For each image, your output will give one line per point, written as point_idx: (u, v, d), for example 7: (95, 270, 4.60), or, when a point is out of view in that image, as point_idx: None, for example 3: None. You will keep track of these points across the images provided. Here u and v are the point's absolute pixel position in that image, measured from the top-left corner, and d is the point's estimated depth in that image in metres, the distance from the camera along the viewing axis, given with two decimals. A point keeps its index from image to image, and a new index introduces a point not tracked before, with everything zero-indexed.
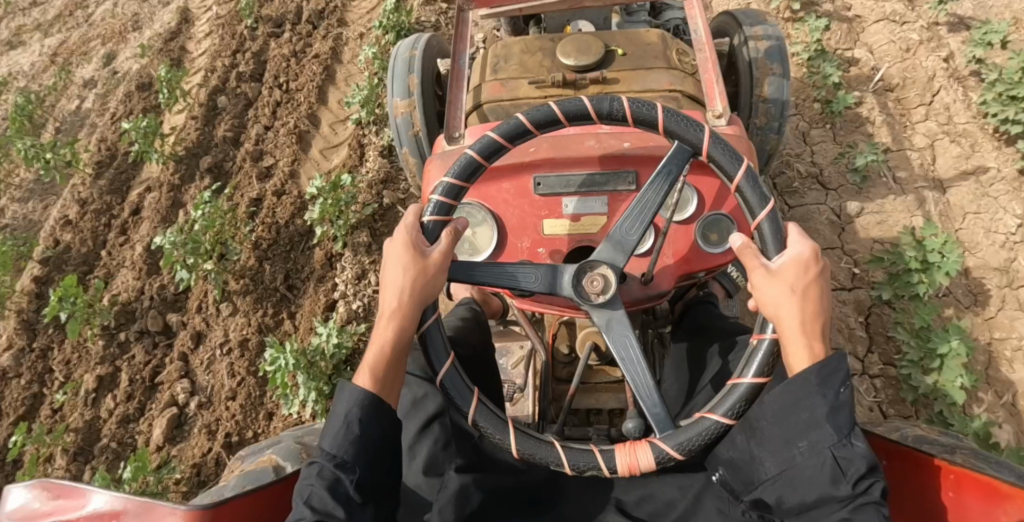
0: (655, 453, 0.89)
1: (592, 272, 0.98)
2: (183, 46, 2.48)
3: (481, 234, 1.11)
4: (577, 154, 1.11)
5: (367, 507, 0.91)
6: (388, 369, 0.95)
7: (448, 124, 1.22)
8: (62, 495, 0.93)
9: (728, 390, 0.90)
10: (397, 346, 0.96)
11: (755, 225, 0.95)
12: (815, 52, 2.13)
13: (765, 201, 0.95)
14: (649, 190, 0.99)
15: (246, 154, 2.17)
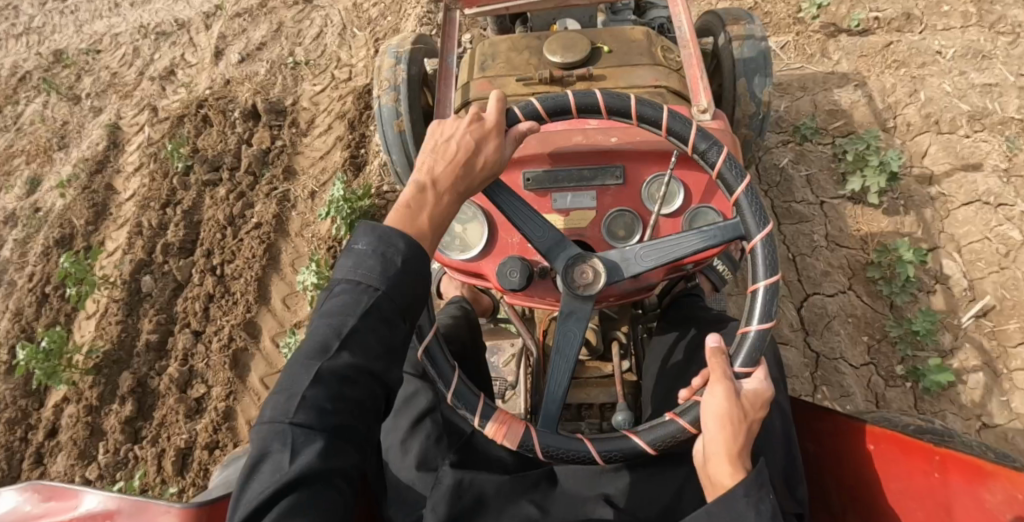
0: (522, 435, 0.96)
1: (584, 265, 0.99)
2: (112, 182, 2.30)
3: (472, 231, 1.14)
4: (564, 149, 1.11)
5: (392, 362, 0.82)
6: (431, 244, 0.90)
7: None
8: (55, 497, 0.94)
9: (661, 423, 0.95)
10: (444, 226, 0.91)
11: (752, 287, 0.95)
12: (900, 275, 1.81)
13: (771, 272, 0.94)
14: (687, 239, 0.99)
15: (171, 378, 1.89)
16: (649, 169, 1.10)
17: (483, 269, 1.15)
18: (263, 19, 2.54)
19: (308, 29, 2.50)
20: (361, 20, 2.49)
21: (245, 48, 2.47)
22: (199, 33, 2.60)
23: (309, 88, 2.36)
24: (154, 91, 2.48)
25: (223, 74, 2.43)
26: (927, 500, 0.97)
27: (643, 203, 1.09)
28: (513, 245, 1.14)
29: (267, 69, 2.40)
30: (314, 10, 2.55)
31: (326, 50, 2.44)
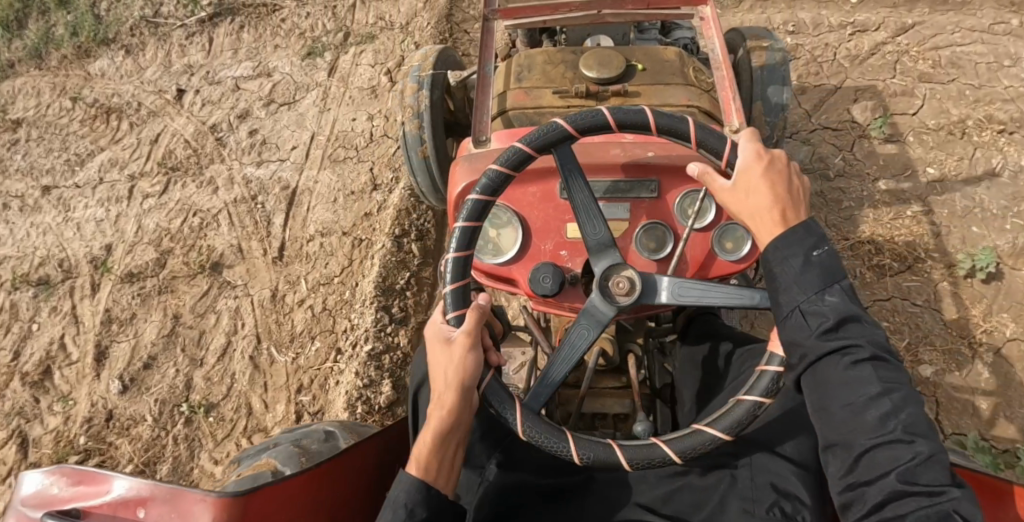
0: (706, 438, 0.93)
1: (619, 274, 1.02)
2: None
3: (506, 236, 1.17)
4: (603, 161, 1.13)
5: None
6: (433, 454, 0.96)
7: (474, 127, 1.26)
8: (84, 481, 0.92)
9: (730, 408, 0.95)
10: (438, 430, 0.96)
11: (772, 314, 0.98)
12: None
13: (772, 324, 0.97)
14: (576, 193, 1.04)
15: None
16: (683, 185, 1.13)
17: (514, 274, 1.17)
18: (154, 303, 2.15)
19: (209, 333, 2.09)
20: (278, 332, 2.07)
21: (129, 366, 2.05)
22: (82, 299, 2.20)
23: (207, 463, 1.90)
24: (26, 402, 2.05)
25: (104, 400, 2.01)
26: None
27: (675, 217, 1.13)
28: (545, 252, 1.16)
29: (152, 421, 1.96)
30: (222, 294, 2.14)
31: (234, 386, 2.00)
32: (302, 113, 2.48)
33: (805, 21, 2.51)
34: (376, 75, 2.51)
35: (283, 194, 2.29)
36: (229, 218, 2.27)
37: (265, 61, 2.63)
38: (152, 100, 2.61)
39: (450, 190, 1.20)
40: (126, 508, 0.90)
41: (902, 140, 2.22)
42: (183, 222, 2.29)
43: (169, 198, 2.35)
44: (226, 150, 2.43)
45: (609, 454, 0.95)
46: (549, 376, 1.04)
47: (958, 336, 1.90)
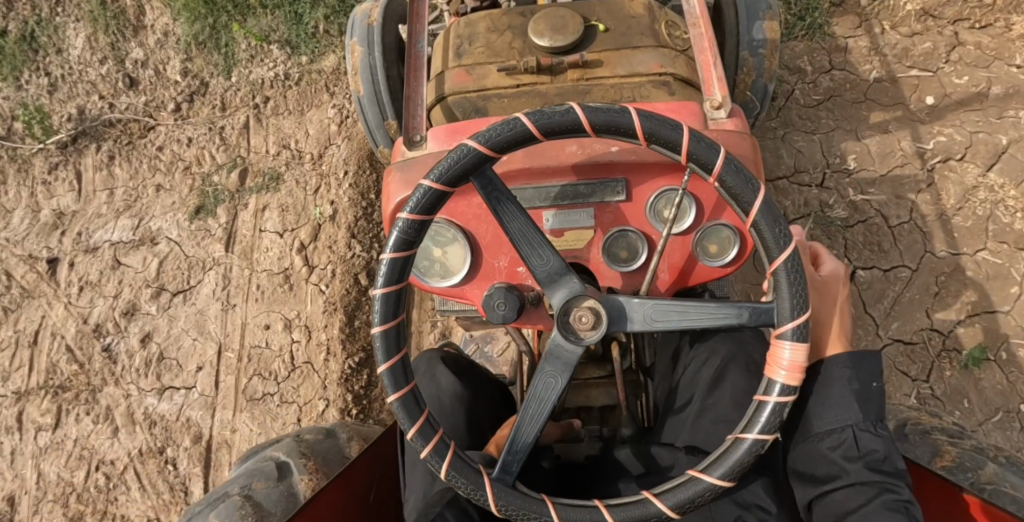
0: (649, 508, 0.79)
1: (580, 305, 0.84)
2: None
3: (453, 254, 0.99)
4: (554, 163, 0.92)
5: None
6: None
7: (407, 125, 1.06)
8: None
9: (726, 450, 0.80)
10: None
11: (777, 331, 0.80)
12: None
13: (800, 310, 0.79)
14: (509, 223, 0.84)
15: None
16: (656, 181, 0.93)
17: (468, 295, 1.01)
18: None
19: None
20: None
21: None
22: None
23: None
24: None
25: None
26: None
27: (649, 222, 0.93)
28: (499, 271, 0.99)
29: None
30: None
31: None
32: (202, 311, 1.97)
33: (869, 151, 1.90)
34: (286, 256, 1.96)
35: (196, 450, 1.85)
36: (139, 479, 1.84)
37: (146, 216, 2.08)
38: (24, 273, 2.07)
39: (384, 205, 1.01)
40: None
41: (994, 358, 1.68)
42: (88, 475, 1.87)
43: (65, 433, 1.91)
44: (119, 368, 1.95)
45: (659, 512, 0.79)
46: (517, 439, 0.85)
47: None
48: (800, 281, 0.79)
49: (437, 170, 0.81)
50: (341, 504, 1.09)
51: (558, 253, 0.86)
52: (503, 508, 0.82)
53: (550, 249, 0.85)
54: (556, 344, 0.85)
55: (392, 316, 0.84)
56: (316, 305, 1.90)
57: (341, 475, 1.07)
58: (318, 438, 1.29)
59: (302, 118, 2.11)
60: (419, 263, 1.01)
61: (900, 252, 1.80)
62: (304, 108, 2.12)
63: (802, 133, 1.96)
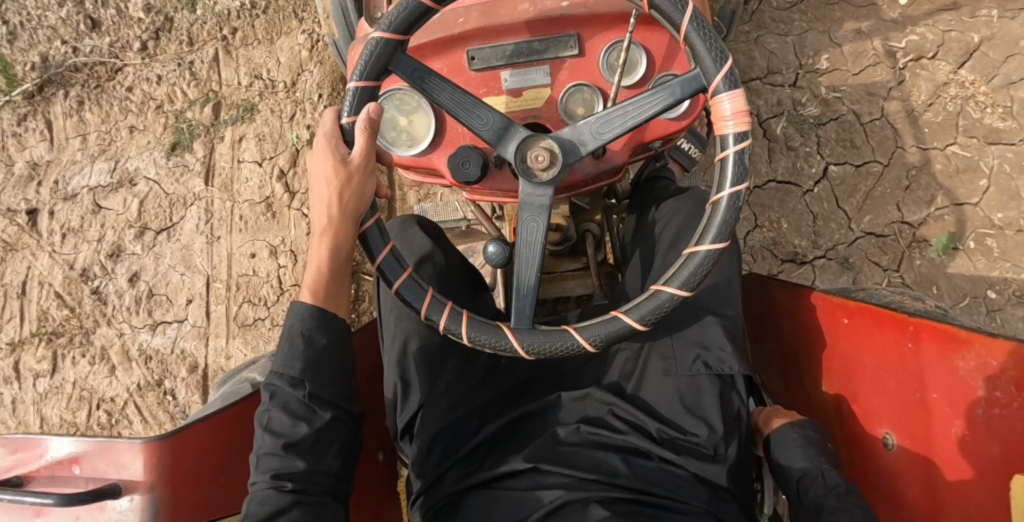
0: (661, 300, 0.86)
1: (535, 147, 0.90)
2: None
3: (418, 122, 1.05)
4: (507, 21, 0.98)
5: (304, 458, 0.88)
6: (330, 284, 0.94)
7: (368, 6, 1.13)
8: (21, 448, 0.93)
9: (712, 211, 0.87)
10: (334, 261, 0.93)
11: (710, 94, 0.86)
12: None
13: (720, 62, 0.85)
14: (442, 95, 0.91)
15: None
16: (606, 35, 0.98)
17: (434, 163, 1.08)
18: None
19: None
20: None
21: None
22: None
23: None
24: None
25: None
26: (900, 365, 1.06)
27: (601, 75, 0.98)
28: (463, 136, 1.07)
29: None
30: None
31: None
32: (188, 246, 1.90)
33: (842, 51, 1.82)
34: (267, 183, 1.89)
35: (193, 379, 1.86)
36: (141, 413, 1.85)
37: (122, 158, 1.94)
38: (4, 227, 1.94)
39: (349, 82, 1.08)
40: (62, 467, 0.92)
41: (961, 248, 1.72)
42: (90, 415, 1.87)
43: (63, 377, 1.89)
44: (110, 308, 1.89)
45: (671, 296, 0.86)
46: (522, 283, 0.93)
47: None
48: (708, 30, 0.85)
49: (355, 70, 0.90)
50: None
51: (494, 110, 0.92)
52: (535, 350, 0.88)
53: (485, 107, 0.91)
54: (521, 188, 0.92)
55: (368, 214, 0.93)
56: (300, 229, 1.88)
57: None
58: None
59: (273, 46, 1.93)
60: (386, 134, 1.06)
61: (872, 146, 1.79)
62: (274, 35, 1.93)
63: (775, 36, 1.86)
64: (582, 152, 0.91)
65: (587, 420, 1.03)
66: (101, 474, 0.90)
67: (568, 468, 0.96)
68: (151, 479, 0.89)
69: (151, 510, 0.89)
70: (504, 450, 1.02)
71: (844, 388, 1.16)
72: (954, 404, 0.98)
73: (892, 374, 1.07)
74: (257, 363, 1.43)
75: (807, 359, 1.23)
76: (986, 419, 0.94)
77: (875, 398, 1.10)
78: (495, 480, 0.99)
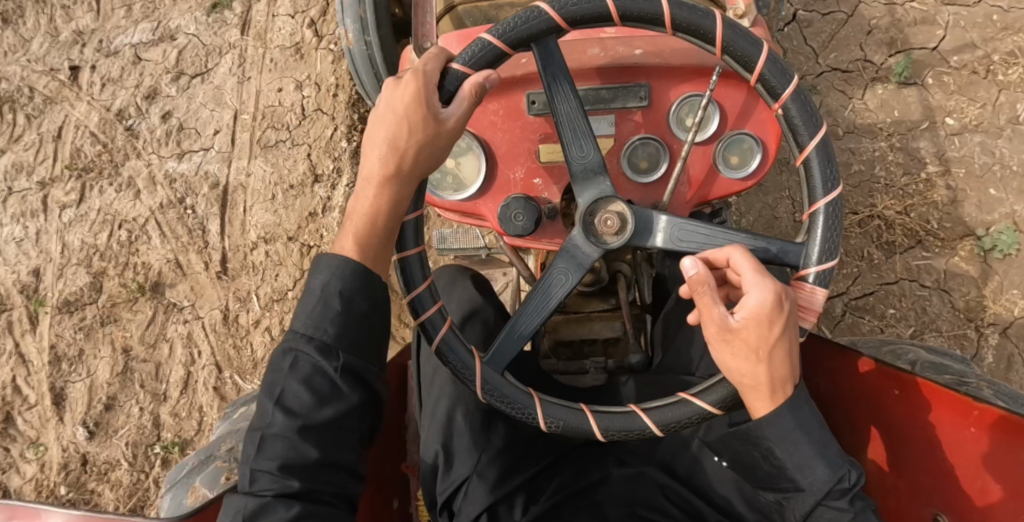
0: (692, 409, 0.82)
1: (605, 210, 0.85)
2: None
3: (468, 164, 0.99)
4: (576, 66, 0.93)
5: (315, 437, 0.78)
6: (376, 241, 0.83)
7: (418, 32, 1.06)
8: (12, 518, 0.82)
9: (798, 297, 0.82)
10: (389, 217, 0.83)
11: (800, 272, 0.84)
12: None
13: (826, 258, 0.82)
14: (561, 102, 0.85)
15: None
16: (678, 88, 0.94)
17: (481, 210, 1.00)
18: (100, 334, 1.75)
19: (167, 364, 1.74)
20: (238, 359, 1.73)
21: (90, 409, 1.73)
22: (25, 335, 1.78)
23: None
24: None
25: (71, 449, 1.72)
26: (958, 449, 0.97)
27: (669, 130, 0.94)
28: (515, 183, 0.99)
29: (128, 465, 1.70)
30: (170, 318, 1.75)
31: (204, 419, 1.71)
32: (219, 87, 1.82)
33: None
34: (298, 31, 1.81)
35: (213, 194, 1.78)
36: (160, 227, 1.77)
37: (165, 19, 1.85)
38: (46, 84, 1.85)
39: None
40: None
41: (918, 85, 1.70)
42: (111, 235, 1.79)
43: (89, 206, 1.81)
44: (141, 142, 1.81)
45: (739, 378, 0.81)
46: (516, 329, 0.89)
47: (967, 318, 1.60)
48: (811, 112, 0.82)
49: (496, 27, 0.82)
50: None
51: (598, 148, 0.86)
52: (608, 435, 0.84)
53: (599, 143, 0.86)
54: (582, 244, 0.87)
55: (419, 279, 0.87)
56: (326, 64, 1.79)
57: None
58: None
59: None
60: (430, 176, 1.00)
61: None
62: None
63: None
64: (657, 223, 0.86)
65: (643, 503, 0.98)
66: None
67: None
68: None
69: None
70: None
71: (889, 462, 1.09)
72: (1012, 501, 0.89)
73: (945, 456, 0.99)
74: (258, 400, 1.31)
75: (847, 420, 1.19)
76: None
77: (921, 478, 1.03)
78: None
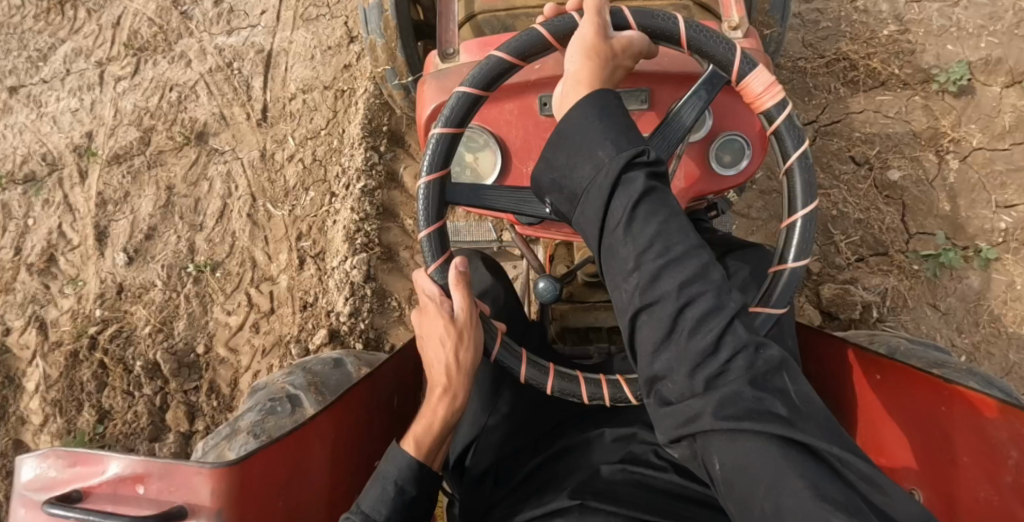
0: None
1: None
2: (21, 436, 1.85)
3: (484, 159, 1.09)
4: None
5: None
6: (432, 438, 1.04)
7: (441, 40, 1.17)
8: (79, 463, 0.93)
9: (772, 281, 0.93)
10: (445, 422, 1.04)
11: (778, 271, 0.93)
12: None
13: (808, 196, 0.91)
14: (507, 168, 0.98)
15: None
16: (676, 92, 1.04)
17: None
18: (146, 177, 1.98)
19: (206, 198, 1.96)
20: (272, 189, 1.95)
21: (131, 238, 1.94)
22: (75, 188, 2.01)
23: (222, 316, 1.88)
24: (37, 290, 1.94)
25: (113, 274, 1.93)
26: (929, 422, 1.08)
27: None
28: (527, 175, 1.09)
29: (162, 285, 1.90)
30: (211, 160, 1.99)
31: (236, 242, 1.92)
32: None
33: None
34: None
35: (259, 58, 2.04)
36: (209, 88, 2.02)
37: None
38: None
39: (419, 112, 1.12)
40: (126, 485, 0.91)
41: None
42: (161, 99, 2.03)
43: (143, 77, 2.06)
44: (194, 24, 2.09)
45: (768, 316, 0.91)
46: None
47: (930, 145, 1.84)
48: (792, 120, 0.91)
49: (422, 167, 0.96)
50: (368, 402, 1.19)
51: None
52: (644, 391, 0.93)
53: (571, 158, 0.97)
54: None
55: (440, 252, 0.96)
56: None
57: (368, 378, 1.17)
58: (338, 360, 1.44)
59: None
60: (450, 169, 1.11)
61: None
62: None
63: None
64: None
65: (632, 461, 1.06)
66: (166, 497, 0.90)
67: (621, 507, 0.95)
68: (218, 504, 0.89)
69: None
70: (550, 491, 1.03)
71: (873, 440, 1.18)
72: (982, 467, 1.00)
73: (919, 428, 1.09)
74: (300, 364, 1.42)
75: (834, 403, 1.28)
76: (1013, 486, 0.96)
77: (898, 451, 1.13)
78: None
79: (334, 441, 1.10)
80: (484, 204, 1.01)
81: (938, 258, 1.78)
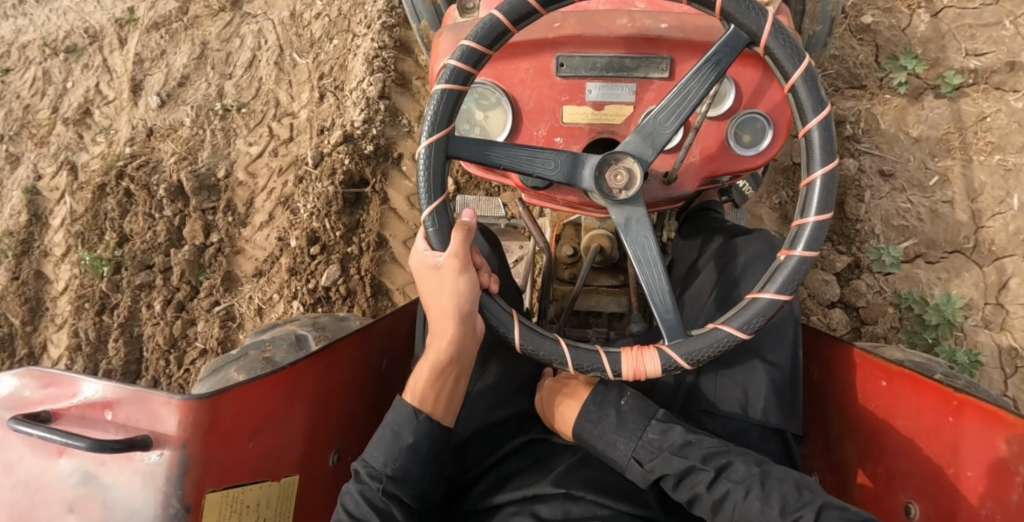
0: (663, 361, 0.87)
1: (616, 165, 0.90)
2: (43, 267, 2.04)
3: (495, 118, 1.05)
4: (606, 34, 1.00)
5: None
6: (433, 391, 0.97)
7: None
8: (53, 383, 0.90)
9: (778, 267, 0.88)
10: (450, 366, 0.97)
11: (785, 253, 0.88)
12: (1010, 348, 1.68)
13: (824, 209, 0.87)
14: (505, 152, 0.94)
15: None
16: None
17: None
18: (183, 37, 2.08)
19: (237, 52, 2.05)
20: (299, 41, 2.03)
21: (165, 85, 2.05)
22: (113, 53, 2.13)
23: (243, 146, 1.99)
24: (72, 139, 2.09)
25: (144, 120, 2.04)
26: (935, 435, 1.04)
27: None
28: (536, 139, 1.05)
29: (190, 122, 2.01)
30: (244, 21, 2.07)
31: (262, 87, 2.02)
32: None
33: None
34: None
35: None
36: None
37: None
38: None
39: (434, 64, 1.08)
40: (95, 409, 0.89)
41: None
42: None
43: None
44: None
45: (770, 302, 0.86)
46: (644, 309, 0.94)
47: None
48: (814, 82, 0.87)
49: (424, 127, 0.92)
50: (356, 355, 1.17)
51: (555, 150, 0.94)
52: (700, 360, 0.87)
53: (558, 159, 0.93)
54: (585, 186, 0.93)
55: (437, 193, 0.92)
56: None
57: (356, 332, 1.14)
58: (333, 320, 1.43)
59: None
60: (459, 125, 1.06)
61: None
62: None
63: None
64: (642, 204, 0.94)
65: None
66: (134, 424, 0.88)
67: (607, 498, 0.95)
68: (184, 437, 0.88)
69: (182, 466, 0.87)
70: (533, 476, 1.02)
71: (872, 450, 1.14)
72: (990, 484, 0.98)
73: (927, 441, 1.05)
74: (299, 319, 1.40)
75: (834, 409, 1.22)
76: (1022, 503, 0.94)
77: (900, 464, 1.09)
78: (519, 506, 0.98)
79: (315, 395, 1.07)
80: (490, 165, 0.95)
81: (897, 64, 1.83)
